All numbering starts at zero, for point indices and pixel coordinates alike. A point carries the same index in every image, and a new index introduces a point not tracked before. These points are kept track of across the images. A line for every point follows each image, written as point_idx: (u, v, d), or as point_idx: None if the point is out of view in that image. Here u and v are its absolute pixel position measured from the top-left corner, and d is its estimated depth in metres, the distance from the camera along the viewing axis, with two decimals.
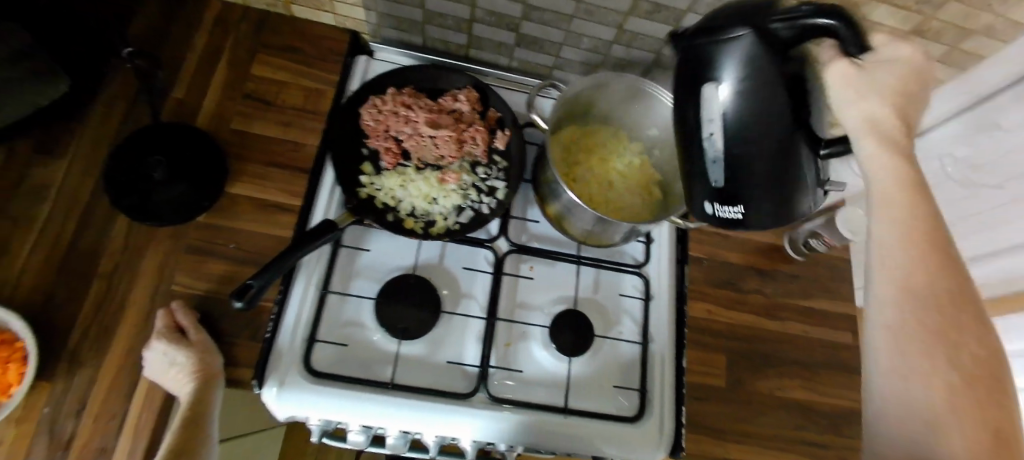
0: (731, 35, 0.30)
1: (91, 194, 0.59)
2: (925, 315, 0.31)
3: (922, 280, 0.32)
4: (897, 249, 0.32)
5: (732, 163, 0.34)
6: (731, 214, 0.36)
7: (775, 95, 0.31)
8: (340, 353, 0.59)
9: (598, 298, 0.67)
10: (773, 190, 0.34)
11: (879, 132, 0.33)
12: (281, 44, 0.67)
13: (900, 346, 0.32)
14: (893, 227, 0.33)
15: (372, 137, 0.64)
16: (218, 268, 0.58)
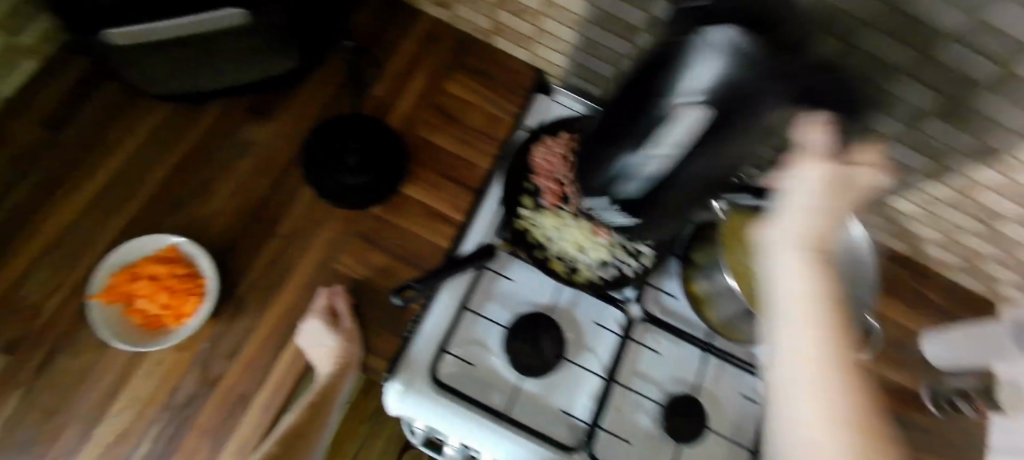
0: (717, 50, 0.25)
1: (286, 161, 0.63)
2: None
3: (859, 423, 0.20)
4: (808, 364, 0.21)
5: (668, 170, 0.35)
6: (625, 190, 0.41)
7: (741, 131, 0.29)
8: (466, 371, 0.60)
9: (717, 389, 0.66)
10: (701, 190, 0.37)
11: (814, 245, 0.25)
12: (478, 64, 0.70)
13: None
14: (819, 330, 0.22)
15: (538, 175, 0.64)
16: (378, 260, 0.61)
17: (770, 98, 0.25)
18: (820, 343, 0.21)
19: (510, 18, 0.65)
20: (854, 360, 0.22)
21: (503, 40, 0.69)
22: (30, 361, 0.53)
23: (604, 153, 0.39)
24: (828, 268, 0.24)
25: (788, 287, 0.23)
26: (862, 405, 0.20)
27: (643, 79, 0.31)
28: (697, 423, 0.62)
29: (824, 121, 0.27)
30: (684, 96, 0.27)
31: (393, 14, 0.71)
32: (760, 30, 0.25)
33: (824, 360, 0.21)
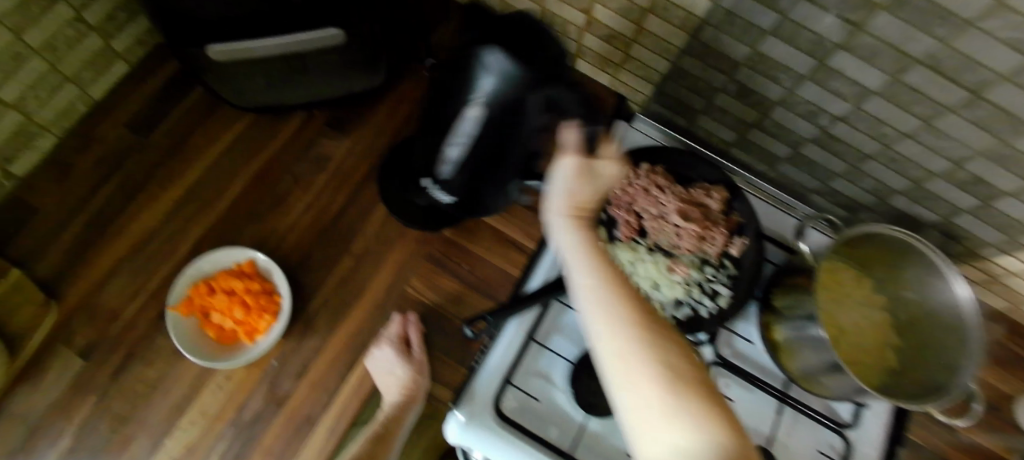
0: (486, 53, 0.37)
1: (362, 177, 0.63)
2: (632, 313, 0.29)
3: (664, 362, 0.27)
4: (625, 326, 0.28)
5: (456, 165, 0.48)
6: (445, 197, 0.54)
7: (514, 135, 0.43)
8: (531, 405, 0.56)
9: (794, 444, 0.62)
10: (477, 185, 0.51)
11: (575, 196, 0.35)
12: None
13: (642, 345, 0.27)
14: (613, 298, 0.29)
15: (614, 206, 0.64)
16: (448, 284, 0.59)
17: (527, 105, 0.38)
18: (622, 316, 0.28)
19: (598, 43, 0.65)
20: (653, 312, 0.30)
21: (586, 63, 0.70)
22: (107, 366, 0.53)
23: (473, 176, 0.49)
24: (598, 254, 0.32)
25: (583, 275, 0.31)
26: (666, 334, 0.29)
27: (443, 84, 0.43)
28: None
29: (532, 108, 0.39)
30: (475, 100, 0.40)
31: None
32: (523, 55, 0.36)
33: (629, 321, 0.28)
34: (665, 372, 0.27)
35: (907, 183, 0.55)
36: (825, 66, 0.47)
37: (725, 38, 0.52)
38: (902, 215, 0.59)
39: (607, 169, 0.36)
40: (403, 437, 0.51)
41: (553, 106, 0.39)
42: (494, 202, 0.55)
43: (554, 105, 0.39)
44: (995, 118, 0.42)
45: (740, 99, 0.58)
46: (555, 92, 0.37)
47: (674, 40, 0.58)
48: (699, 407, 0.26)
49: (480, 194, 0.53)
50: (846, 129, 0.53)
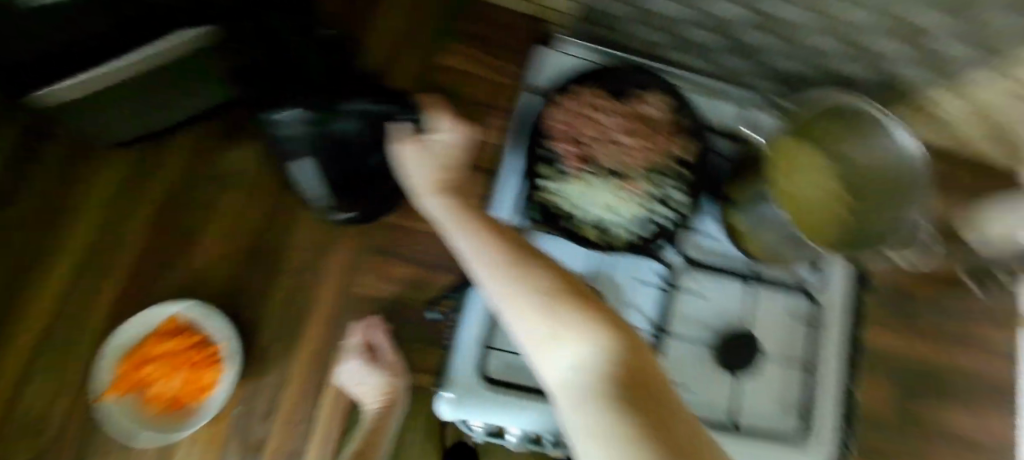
0: (276, 115, 0.40)
1: (275, 184, 0.56)
2: (503, 250, 0.37)
3: (537, 284, 0.34)
4: (510, 287, 0.34)
5: (330, 191, 0.50)
6: (346, 216, 0.53)
7: (355, 149, 0.46)
8: (516, 361, 0.56)
9: (771, 318, 0.65)
10: (365, 196, 0.52)
11: (428, 181, 0.42)
12: (468, 27, 0.63)
13: (516, 274, 0.35)
14: (497, 267, 0.36)
15: (556, 139, 0.59)
16: (399, 271, 0.56)
17: (341, 128, 0.42)
18: (507, 282, 0.35)
19: None
20: (535, 263, 0.36)
21: None
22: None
23: (354, 198, 0.52)
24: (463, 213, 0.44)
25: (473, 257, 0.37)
26: (544, 275, 0.35)
27: (272, 143, 0.46)
28: (752, 351, 0.63)
29: (350, 125, 0.42)
30: (299, 147, 0.44)
31: None
32: (314, 96, 0.40)
33: (512, 283, 0.34)
34: (545, 309, 0.32)
35: (844, 46, 0.54)
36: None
37: None
38: (837, 77, 0.60)
39: (443, 143, 0.44)
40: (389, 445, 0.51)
41: (364, 115, 0.42)
42: (384, 195, 0.53)
43: (366, 114, 0.42)
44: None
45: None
46: (354, 104, 0.41)
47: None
48: (566, 299, 0.32)
49: (376, 190, 0.52)
50: (780, 9, 0.50)
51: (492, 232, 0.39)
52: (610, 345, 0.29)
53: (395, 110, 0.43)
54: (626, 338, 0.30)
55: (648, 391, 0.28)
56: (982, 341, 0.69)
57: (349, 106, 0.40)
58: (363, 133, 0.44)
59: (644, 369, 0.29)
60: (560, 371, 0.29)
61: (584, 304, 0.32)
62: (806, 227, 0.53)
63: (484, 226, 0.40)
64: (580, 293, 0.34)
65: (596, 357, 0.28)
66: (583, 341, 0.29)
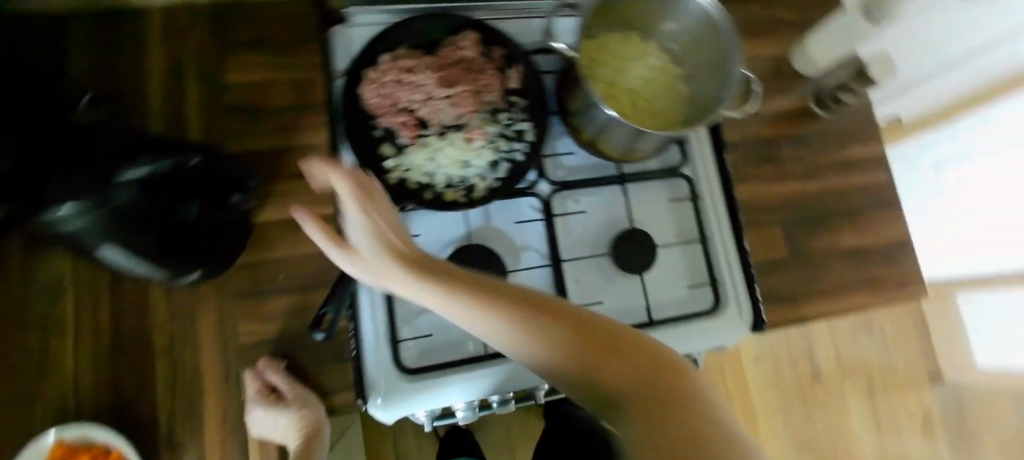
0: (49, 214, 0.37)
1: (109, 283, 0.54)
2: (488, 295, 0.31)
3: (547, 328, 0.30)
4: (501, 330, 0.30)
5: (163, 266, 0.49)
6: (195, 275, 0.52)
7: (160, 217, 0.44)
8: (428, 343, 0.58)
9: (653, 210, 0.67)
10: (207, 253, 0.50)
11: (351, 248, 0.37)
12: (250, 36, 0.59)
13: (520, 325, 0.30)
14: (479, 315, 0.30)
15: (382, 115, 0.59)
16: (278, 305, 0.55)
17: (131, 204, 0.41)
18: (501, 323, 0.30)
19: None
20: (519, 297, 0.31)
21: None
22: None
23: (188, 260, 0.49)
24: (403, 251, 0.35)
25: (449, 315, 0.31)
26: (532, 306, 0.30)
27: (71, 246, 0.44)
28: (646, 247, 0.64)
29: (139, 196, 0.41)
30: (95, 240, 0.42)
31: (116, 32, 0.56)
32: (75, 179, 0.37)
33: (499, 324, 0.30)
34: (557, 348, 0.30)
35: None
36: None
37: None
38: None
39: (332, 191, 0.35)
40: (325, 446, 0.59)
41: (148, 180, 0.41)
42: (227, 237, 0.52)
43: (150, 179, 0.41)
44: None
45: None
46: (129, 172, 0.39)
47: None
48: (582, 338, 0.30)
49: (217, 241, 0.51)
50: None
51: (447, 273, 0.32)
52: (654, 372, 0.28)
53: (181, 159, 0.43)
54: (654, 359, 0.29)
55: (689, 405, 0.27)
56: (851, 156, 0.71)
57: (125, 175, 0.39)
58: (158, 199, 0.43)
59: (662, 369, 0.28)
60: (607, 407, 0.29)
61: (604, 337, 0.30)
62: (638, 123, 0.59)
63: (440, 269, 0.33)
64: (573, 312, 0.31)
65: (639, 387, 0.28)
66: (625, 377, 0.28)
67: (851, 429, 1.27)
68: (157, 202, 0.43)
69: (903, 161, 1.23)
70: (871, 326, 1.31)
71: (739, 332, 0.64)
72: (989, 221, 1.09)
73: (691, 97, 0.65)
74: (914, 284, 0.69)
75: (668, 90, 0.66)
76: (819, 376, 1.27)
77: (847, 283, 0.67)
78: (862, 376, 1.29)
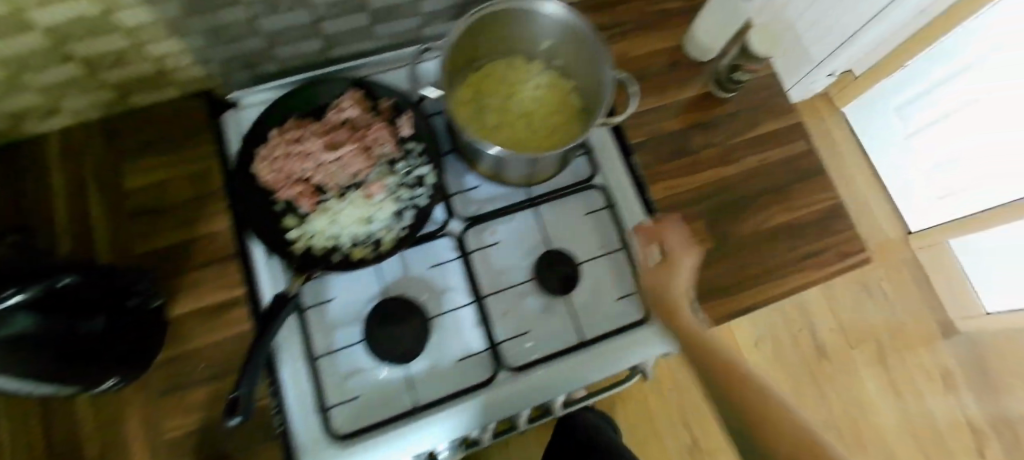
0: None
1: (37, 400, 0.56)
2: (692, 346, 0.47)
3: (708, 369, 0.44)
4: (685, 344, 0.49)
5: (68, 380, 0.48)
6: (110, 383, 0.54)
7: (54, 332, 0.45)
8: (357, 404, 0.60)
9: (570, 227, 0.66)
10: (119, 356, 0.52)
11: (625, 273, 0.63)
12: (141, 141, 0.61)
13: (707, 362, 0.44)
14: (701, 351, 0.46)
15: (280, 188, 0.60)
16: (205, 392, 0.58)
17: (20, 325, 0.42)
18: (692, 351, 0.47)
19: (118, 72, 0.55)
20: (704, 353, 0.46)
21: (138, 95, 0.60)
22: None
23: (101, 367, 0.51)
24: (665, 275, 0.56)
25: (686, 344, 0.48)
26: (718, 347, 0.45)
27: None
28: (567, 268, 0.64)
29: (24, 320, 0.42)
30: None
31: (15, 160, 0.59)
32: None
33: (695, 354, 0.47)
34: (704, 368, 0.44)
35: None
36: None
37: None
38: None
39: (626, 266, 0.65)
40: None
41: (28, 305, 0.42)
42: (139, 336, 0.54)
43: (32, 303, 0.42)
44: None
45: (277, 11, 0.53)
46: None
47: (167, 15, 0.49)
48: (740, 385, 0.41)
49: (129, 341, 0.53)
50: None
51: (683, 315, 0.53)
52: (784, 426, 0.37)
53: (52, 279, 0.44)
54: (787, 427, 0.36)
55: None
56: (765, 132, 0.69)
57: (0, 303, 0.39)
58: (45, 317, 0.44)
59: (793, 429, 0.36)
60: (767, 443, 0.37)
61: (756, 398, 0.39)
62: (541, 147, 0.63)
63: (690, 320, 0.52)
64: (715, 344, 0.46)
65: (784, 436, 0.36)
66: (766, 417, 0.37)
67: (868, 398, 1.20)
68: (44, 324, 0.44)
69: (863, 120, 1.31)
70: (870, 288, 1.25)
71: (676, 336, 0.62)
72: (978, 149, 1.11)
73: (582, 108, 0.65)
74: (854, 249, 0.65)
75: (558, 105, 0.66)
76: (825, 350, 1.21)
77: (782, 260, 0.65)
78: (871, 341, 1.23)
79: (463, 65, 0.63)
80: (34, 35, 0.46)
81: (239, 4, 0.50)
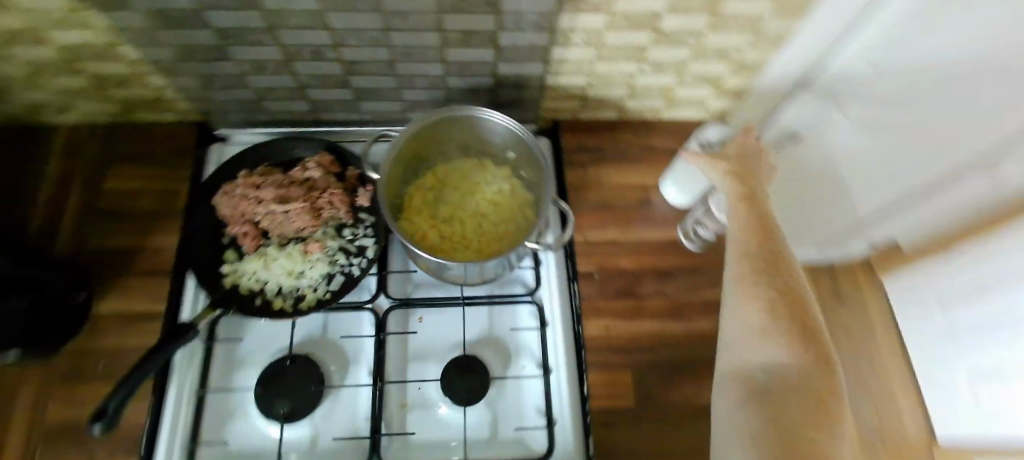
0: None
1: None
2: (756, 254, 0.48)
3: (758, 277, 0.46)
4: (744, 236, 0.50)
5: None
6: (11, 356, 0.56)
7: None
8: (225, 451, 0.59)
9: (494, 335, 0.65)
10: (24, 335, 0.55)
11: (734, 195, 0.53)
12: (133, 150, 0.68)
13: (752, 264, 0.47)
14: (743, 245, 0.49)
15: (232, 224, 0.64)
16: (94, 393, 0.59)
17: None
18: (761, 249, 0.48)
19: (123, 91, 0.63)
20: (763, 249, 0.48)
21: (142, 112, 0.67)
22: None
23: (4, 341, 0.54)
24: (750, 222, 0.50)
25: (731, 246, 0.50)
26: (776, 262, 0.47)
27: None
28: (478, 378, 0.60)
29: None
30: None
31: (24, 144, 0.66)
32: None
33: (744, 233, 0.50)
34: (752, 255, 0.48)
35: (440, 66, 0.61)
36: (266, 11, 0.50)
37: (178, 32, 0.53)
38: (469, 89, 0.65)
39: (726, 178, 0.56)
40: None
41: None
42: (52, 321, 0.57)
43: None
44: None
45: (265, 72, 0.61)
46: None
47: (164, 57, 0.57)
48: (773, 319, 0.43)
49: (40, 323, 0.56)
50: (352, 51, 0.58)
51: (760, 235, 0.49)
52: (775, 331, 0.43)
53: None
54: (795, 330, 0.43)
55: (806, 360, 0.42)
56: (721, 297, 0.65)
57: None
58: None
59: (817, 366, 0.41)
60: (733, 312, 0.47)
61: (783, 338, 0.42)
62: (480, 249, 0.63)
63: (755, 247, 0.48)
64: (778, 253, 0.48)
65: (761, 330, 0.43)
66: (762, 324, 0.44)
67: None
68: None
69: None
70: None
71: None
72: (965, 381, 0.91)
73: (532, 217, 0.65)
74: None
75: (510, 211, 0.66)
76: None
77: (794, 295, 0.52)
78: None
79: (426, 158, 0.66)
80: (49, 49, 0.54)
81: (227, 60, 0.58)
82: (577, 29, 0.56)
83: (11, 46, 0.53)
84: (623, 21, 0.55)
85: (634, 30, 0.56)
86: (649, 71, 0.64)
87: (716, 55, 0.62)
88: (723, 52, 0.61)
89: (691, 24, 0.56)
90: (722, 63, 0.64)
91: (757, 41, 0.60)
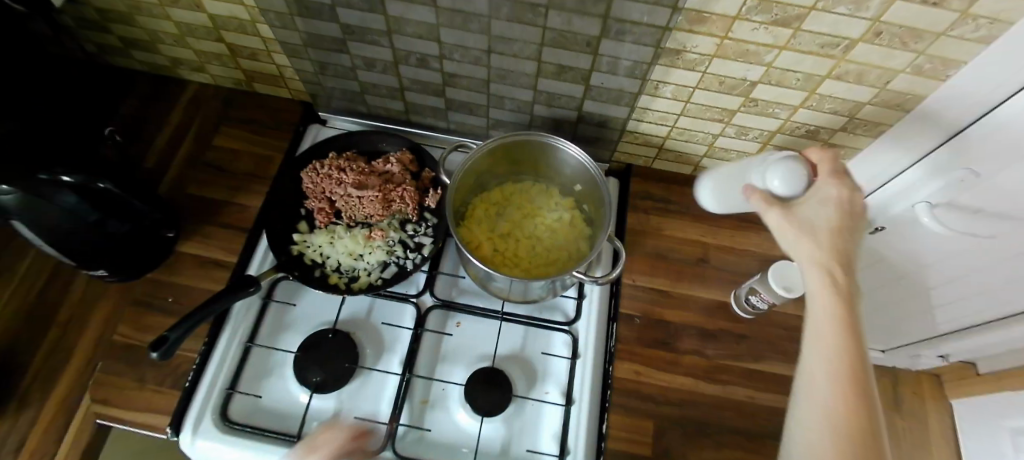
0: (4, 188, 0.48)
1: (55, 263, 0.67)
2: (841, 360, 0.40)
3: (838, 389, 0.39)
4: (830, 333, 0.42)
5: (72, 255, 0.59)
6: (100, 273, 0.63)
7: (83, 220, 0.55)
8: (257, 403, 0.63)
9: (524, 355, 0.66)
10: (115, 259, 0.62)
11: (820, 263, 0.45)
12: (244, 117, 0.76)
13: (833, 368, 0.40)
14: (832, 342, 0.41)
15: (310, 198, 0.70)
16: (158, 321, 0.64)
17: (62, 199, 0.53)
18: (854, 359, 0.40)
19: (251, 63, 0.71)
20: (853, 354, 0.40)
21: (260, 85, 0.75)
22: None
23: (99, 259, 0.61)
24: (842, 315, 0.42)
25: (815, 346, 0.42)
26: (863, 374, 0.40)
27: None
28: (501, 391, 0.62)
29: (67, 199, 0.53)
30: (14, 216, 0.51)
31: (159, 93, 0.76)
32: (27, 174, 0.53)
33: (834, 330, 0.41)
34: (835, 358, 0.40)
35: (531, 92, 0.65)
36: (390, 17, 0.56)
37: (313, 22, 0.60)
38: (552, 119, 0.70)
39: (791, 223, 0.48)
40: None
41: (79, 187, 0.54)
42: (140, 253, 0.64)
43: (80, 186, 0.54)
44: (516, 11, 0.52)
45: (373, 69, 0.67)
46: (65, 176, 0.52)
47: (294, 41, 0.64)
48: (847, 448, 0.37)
49: (134, 252, 0.64)
50: (453, 64, 0.63)
51: (848, 335, 0.41)
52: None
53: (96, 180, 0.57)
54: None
55: None
56: (763, 371, 0.64)
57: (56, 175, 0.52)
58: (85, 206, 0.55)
59: None
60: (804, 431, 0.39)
61: None
62: (529, 270, 0.66)
63: (843, 350, 0.40)
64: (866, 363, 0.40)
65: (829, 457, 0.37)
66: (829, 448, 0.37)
67: None
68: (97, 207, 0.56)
69: None
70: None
71: None
72: None
73: (587, 251, 0.66)
74: None
75: (565, 240, 0.68)
76: None
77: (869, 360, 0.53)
78: None
79: (496, 174, 0.70)
80: (204, 16, 0.63)
81: (344, 53, 0.65)
82: (668, 82, 0.59)
83: (174, 9, 0.62)
84: (714, 81, 0.58)
85: (724, 92, 0.59)
86: (732, 134, 0.66)
87: (802, 132, 0.63)
88: (810, 129, 0.62)
89: (782, 95, 0.58)
90: (809, 140, 0.64)
91: (850, 124, 0.60)
